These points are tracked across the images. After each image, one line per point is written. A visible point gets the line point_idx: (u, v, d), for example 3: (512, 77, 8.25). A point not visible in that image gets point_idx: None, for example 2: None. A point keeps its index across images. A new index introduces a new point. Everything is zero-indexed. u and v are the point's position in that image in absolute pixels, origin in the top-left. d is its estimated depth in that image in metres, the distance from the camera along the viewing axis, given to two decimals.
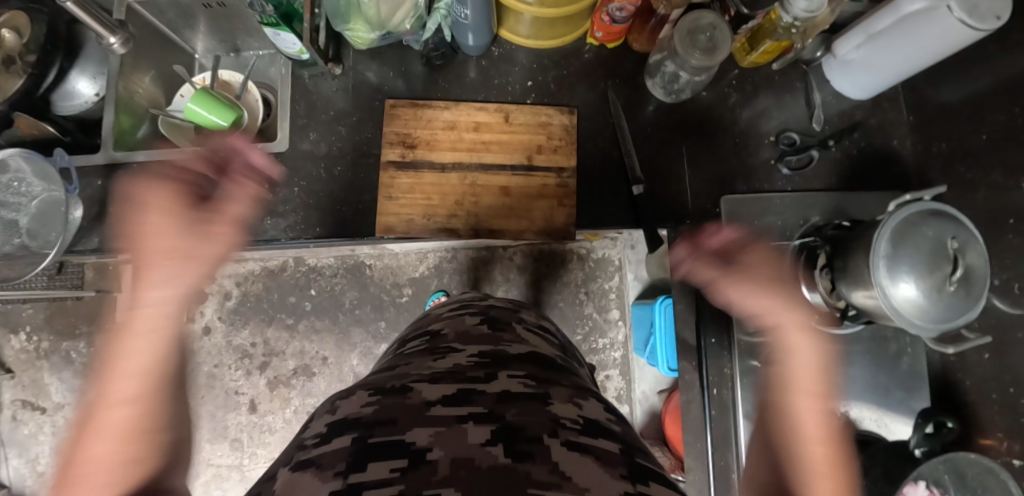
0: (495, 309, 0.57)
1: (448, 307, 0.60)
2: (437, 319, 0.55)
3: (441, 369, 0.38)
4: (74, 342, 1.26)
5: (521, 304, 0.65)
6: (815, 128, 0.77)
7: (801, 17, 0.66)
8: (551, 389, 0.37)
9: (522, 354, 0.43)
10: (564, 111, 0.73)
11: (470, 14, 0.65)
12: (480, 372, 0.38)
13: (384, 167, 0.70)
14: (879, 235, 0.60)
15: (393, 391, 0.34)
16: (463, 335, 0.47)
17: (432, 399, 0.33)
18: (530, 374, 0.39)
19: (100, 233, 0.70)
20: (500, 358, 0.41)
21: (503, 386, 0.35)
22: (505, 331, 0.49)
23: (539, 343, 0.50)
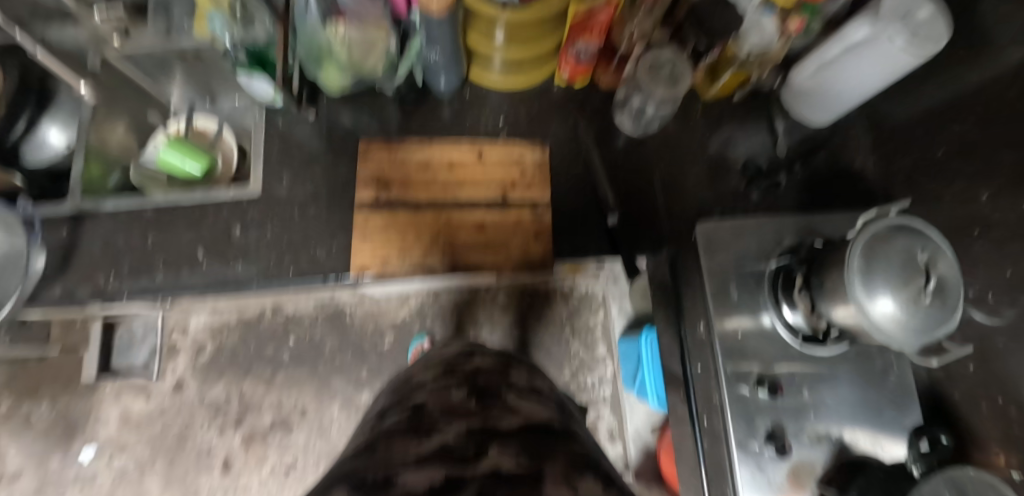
0: (482, 374, 0.54)
1: (429, 374, 0.57)
2: (421, 387, 0.52)
3: (427, 451, 0.35)
4: (35, 404, 1.19)
5: (511, 359, 0.64)
6: (780, 154, 0.81)
7: (756, 50, 0.72)
8: (548, 463, 0.34)
9: (516, 426, 0.40)
10: (536, 147, 0.74)
11: (439, 55, 0.66)
12: (473, 446, 0.36)
13: (358, 207, 0.69)
14: (851, 251, 0.61)
15: (370, 485, 0.31)
16: (451, 407, 0.45)
17: (423, 484, 0.31)
18: (525, 448, 0.36)
19: (64, 283, 0.67)
20: (494, 429, 0.39)
21: (494, 463, 0.32)
22: (496, 403, 0.46)
23: (534, 410, 0.46)
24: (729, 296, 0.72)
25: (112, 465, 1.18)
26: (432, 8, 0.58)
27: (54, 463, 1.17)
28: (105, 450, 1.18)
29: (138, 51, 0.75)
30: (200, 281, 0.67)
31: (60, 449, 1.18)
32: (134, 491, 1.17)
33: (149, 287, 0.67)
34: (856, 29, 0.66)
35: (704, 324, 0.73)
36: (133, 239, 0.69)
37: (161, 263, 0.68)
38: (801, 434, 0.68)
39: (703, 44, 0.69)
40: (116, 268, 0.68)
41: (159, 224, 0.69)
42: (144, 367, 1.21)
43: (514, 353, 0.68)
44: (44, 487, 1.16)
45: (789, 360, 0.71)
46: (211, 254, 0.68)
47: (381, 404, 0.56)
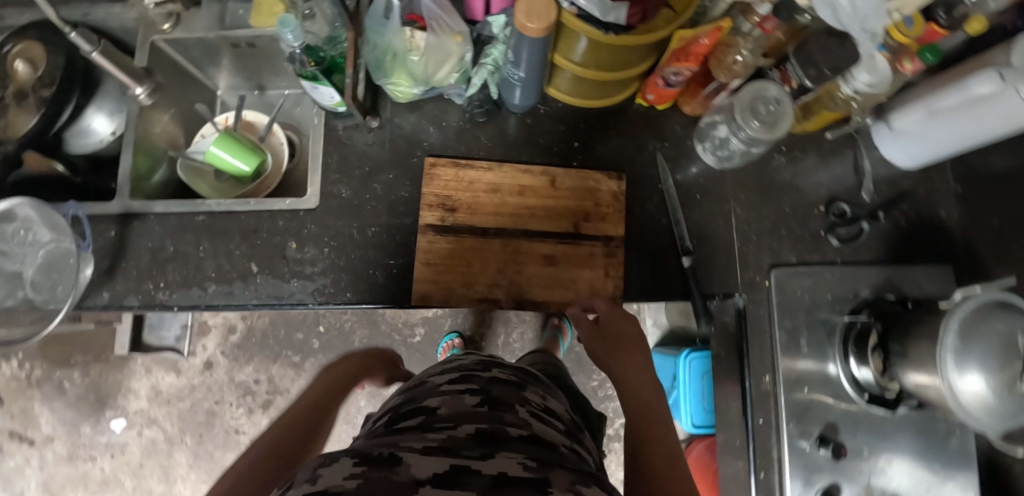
0: (497, 387, 0.49)
1: (445, 376, 0.52)
2: (432, 394, 0.47)
3: (432, 444, 0.34)
4: (68, 371, 1.20)
5: (528, 374, 0.59)
6: (865, 199, 0.76)
7: (863, 90, 0.65)
8: (552, 473, 0.32)
9: (524, 437, 0.38)
10: (612, 176, 0.68)
11: (523, 75, 0.61)
12: (475, 452, 0.33)
13: (422, 230, 0.64)
14: (945, 327, 0.57)
15: (380, 461, 0.29)
16: (460, 416, 0.41)
17: (421, 476, 0.28)
18: (531, 457, 0.34)
19: (112, 288, 0.65)
20: (497, 440, 0.36)
21: (500, 467, 0.31)
22: (507, 413, 0.43)
23: (547, 430, 0.43)
24: (799, 348, 0.69)
25: (142, 436, 1.19)
26: (529, 29, 0.52)
27: (85, 430, 1.19)
28: (135, 422, 1.19)
29: (189, 36, 0.71)
30: (253, 298, 0.65)
31: (91, 417, 1.19)
32: (162, 463, 1.19)
33: (200, 299, 0.65)
34: (980, 81, 0.60)
35: (769, 378, 0.70)
36: (184, 247, 0.66)
37: (213, 275, 0.65)
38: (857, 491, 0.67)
39: (809, 82, 0.64)
40: (165, 276, 0.66)
41: (211, 232, 0.66)
42: (175, 343, 1.20)
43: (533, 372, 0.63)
44: (75, 452, 1.18)
45: (851, 416, 0.69)
46: (265, 268, 0.65)
47: (386, 406, 0.53)
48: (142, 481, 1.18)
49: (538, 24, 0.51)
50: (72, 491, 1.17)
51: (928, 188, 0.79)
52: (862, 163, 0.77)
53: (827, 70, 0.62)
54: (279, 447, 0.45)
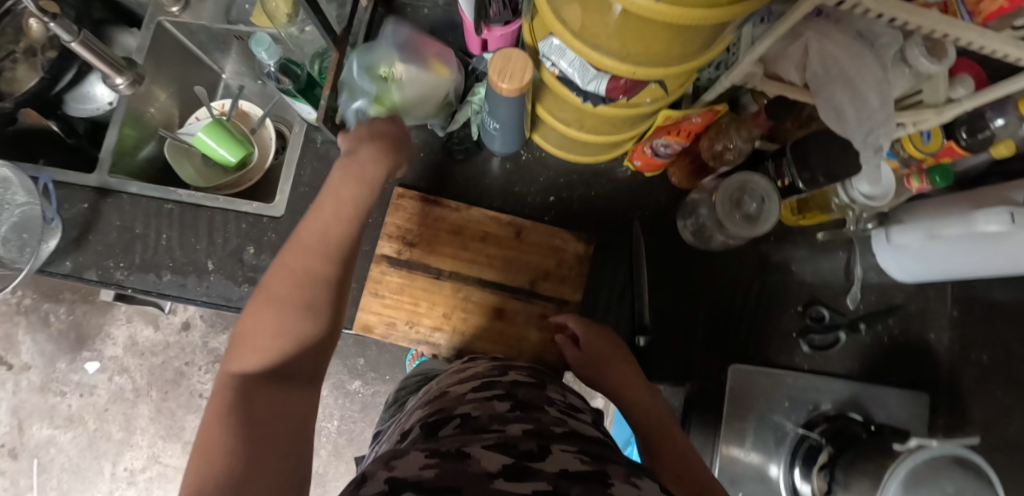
0: (522, 393, 0.47)
1: (463, 380, 0.51)
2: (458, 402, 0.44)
3: (485, 439, 0.35)
4: (56, 306, 1.24)
5: (544, 375, 0.56)
6: (848, 306, 0.72)
7: (861, 200, 0.62)
8: (606, 465, 0.33)
9: (569, 433, 0.38)
10: (581, 238, 0.66)
11: (498, 126, 0.58)
12: (531, 445, 0.34)
13: (377, 259, 0.63)
14: (892, 473, 0.53)
15: (450, 457, 0.32)
16: (500, 418, 0.40)
17: (493, 469, 0.30)
18: (582, 451, 0.35)
19: (75, 258, 0.67)
20: (544, 434, 0.37)
21: (560, 463, 0.32)
22: (542, 411, 0.43)
23: (585, 424, 0.43)
24: (742, 449, 0.67)
25: (112, 382, 1.23)
26: (501, 88, 0.50)
27: (61, 365, 1.23)
28: (108, 367, 1.23)
29: (194, 23, 0.72)
30: (203, 294, 0.66)
31: (68, 354, 1.23)
32: (126, 412, 1.22)
33: (154, 285, 0.66)
34: (988, 220, 0.55)
35: None
36: (149, 231, 0.68)
37: (170, 263, 0.67)
38: None
39: (801, 184, 0.61)
40: (127, 257, 0.67)
41: (177, 221, 0.68)
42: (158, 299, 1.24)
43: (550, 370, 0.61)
44: (49, 384, 1.23)
45: None
46: (220, 267, 0.66)
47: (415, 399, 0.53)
48: (104, 424, 1.22)
49: (510, 84, 0.49)
50: (38, 421, 1.22)
51: (919, 307, 0.74)
52: (854, 267, 0.72)
53: (820, 175, 0.58)
54: (312, 276, 0.44)
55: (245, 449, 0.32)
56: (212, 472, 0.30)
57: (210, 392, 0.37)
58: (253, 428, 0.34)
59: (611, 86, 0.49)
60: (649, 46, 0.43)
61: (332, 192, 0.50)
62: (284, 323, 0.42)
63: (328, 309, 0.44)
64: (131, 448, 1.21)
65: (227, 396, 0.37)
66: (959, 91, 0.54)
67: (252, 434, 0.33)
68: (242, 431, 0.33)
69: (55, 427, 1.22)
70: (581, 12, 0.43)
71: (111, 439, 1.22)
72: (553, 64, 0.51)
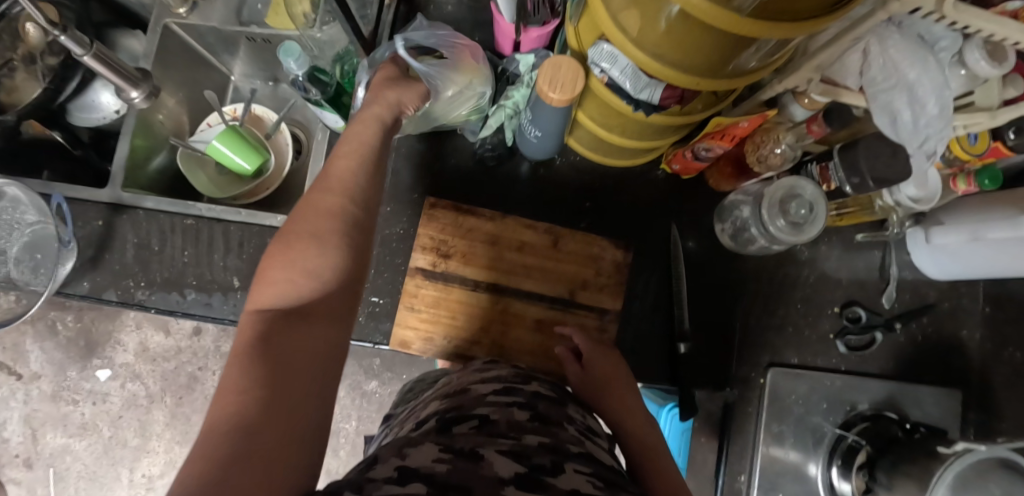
0: (543, 402, 0.47)
1: (485, 381, 0.50)
2: (478, 402, 0.44)
3: (499, 444, 0.37)
4: (62, 313, 1.21)
5: (563, 391, 0.54)
6: (884, 306, 0.72)
7: (906, 203, 0.61)
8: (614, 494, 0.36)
9: (583, 451, 0.40)
10: (619, 245, 0.64)
11: (539, 134, 0.56)
12: (546, 460, 0.37)
13: (411, 273, 0.61)
14: (941, 478, 0.54)
15: (464, 453, 0.35)
16: (518, 427, 0.41)
17: (504, 475, 0.33)
18: (595, 473, 0.37)
19: (92, 278, 0.65)
20: (558, 446, 0.39)
21: (572, 484, 0.35)
22: (559, 426, 0.43)
23: (598, 448, 0.43)
24: (781, 452, 0.67)
25: (125, 389, 1.21)
26: (550, 97, 0.47)
27: (71, 373, 1.21)
28: (120, 374, 1.21)
29: (203, 25, 0.68)
30: (230, 312, 0.64)
31: (78, 362, 1.21)
32: (140, 418, 1.21)
33: (178, 305, 0.65)
34: None
35: (744, 478, 0.68)
36: (169, 248, 0.66)
37: (194, 281, 0.65)
38: None
39: (849, 188, 0.58)
40: (148, 276, 0.66)
41: (198, 237, 0.66)
42: None
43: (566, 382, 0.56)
44: (60, 393, 1.21)
45: None
46: (246, 284, 0.65)
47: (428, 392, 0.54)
48: (120, 431, 1.21)
49: (560, 95, 0.46)
50: (52, 429, 1.21)
51: (953, 305, 0.74)
52: (889, 268, 0.72)
53: (870, 181, 0.56)
54: (327, 221, 0.41)
55: (268, 386, 0.30)
56: (229, 408, 0.28)
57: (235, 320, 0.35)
58: (274, 365, 0.31)
59: (665, 95, 0.47)
60: (713, 54, 0.40)
61: (337, 165, 0.45)
62: (302, 259, 0.39)
63: (347, 246, 0.42)
64: (148, 454, 1.21)
65: (254, 320, 0.35)
66: (1011, 92, 0.53)
67: (273, 375, 0.31)
68: (263, 369, 0.31)
69: (70, 435, 1.21)
70: (639, 18, 0.41)
71: (126, 445, 1.21)
72: (601, 71, 0.48)
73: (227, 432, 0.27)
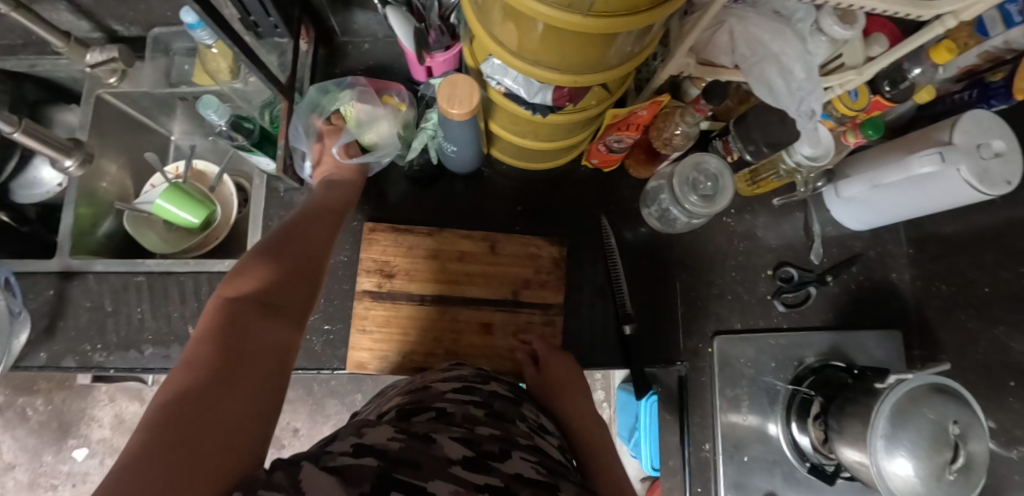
0: (499, 402, 0.48)
1: (442, 381, 0.50)
2: (436, 398, 0.45)
3: (454, 431, 0.39)
4: (31, 398, 1.20)
5: (522, 393, 0.55)
6: (813, 262, 0.77)
7: (805, 163, 0.66)
8: (559, 480, 0.38)
9: (531, 442, 0.42)
10: (554, 242, 0.67)
11: (457, 148, 0.60)
12: (495, 447, 0.38)
13: (358, 296, 0.64)
14: (880, 409, 0.59)
15: (417, 436, 0.36)
16: (473, 420, 0.42)
17: (453, 456, 0.35)
18: (540, 461, 0.40)
19: (48, 348, 0.67)
20: (510, 437, 0.41)
21: (516, 468, 0.37)
22: (514, 422, 0.45)
23: (546, 444, 0.45)
24: (742, 413, 0.71)
25: (104, 466, 1.19)
26: (452, 114, 0.51)
27: (47, 458, 1.19)
28: (98, 451, 1.19)
29: (135, 91, 0.71)
30: None
31: (53, 445, 1.19)
32: None
33: (137, 362, 0.66)
34: (922, 162, 0.61)
35: (710, 446, 0.71)
36: (122, 307, 0.68)
37: (151, 336, 0.67)
38: None
39: (749, 156, 0.64)
40: (104, 338, 0.67)
41: (151, 292, 0.68)
42: None
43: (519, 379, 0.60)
44: (37, 480, 1.18)
45: (793, 483, 0.70)
46: None
47: (394, 384, 0.57)
48: None
49: (461, 109, 0.50)
50: None
51: (877, 252, 0.80)
52: (812, 227, 0.77)
53: (764, 146, 0.62)
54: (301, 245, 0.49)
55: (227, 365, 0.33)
56: (191, 378, 0.31)
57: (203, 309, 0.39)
58: (238, 347, 0.36)
59: (556, 96, 0.51)
60: (585, 55, 0.45)
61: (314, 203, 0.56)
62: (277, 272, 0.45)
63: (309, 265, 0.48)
64: None
65: (219, 311, 0.38)
66: (876, 50, 0.58)
67: (236, 356, 0.35)
68: (223, 349, 0.35)
69: None
70: (516, 31, 0.44)
71: None
72: (498, 83, 0.52)
73: (188, 396, 0.30)
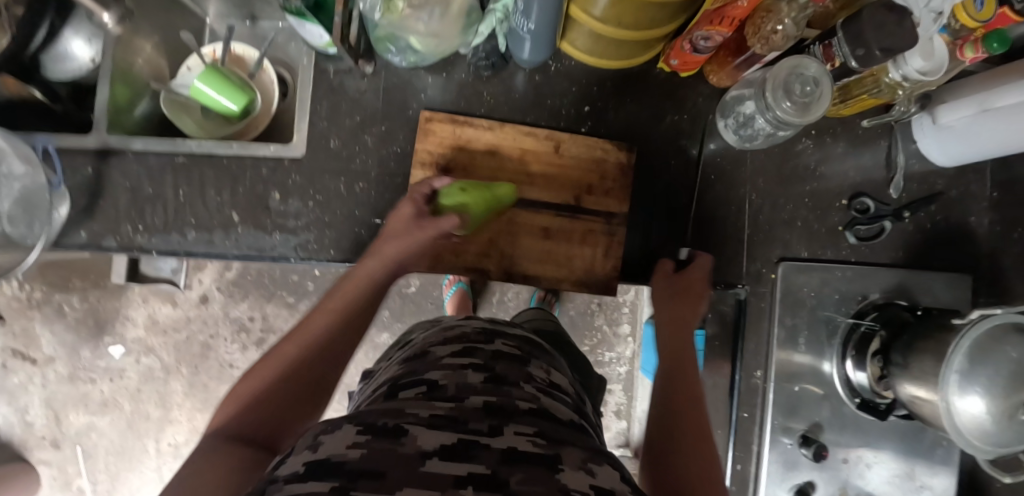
0: (501, 363, 0.42)
1: (444, 347, 0.45)
2: (433, 366, 0.41)
3: (438, 414, 0.31)
4: (67, 295, 1.21)
5: (534, 345, 0.51)
6: (891, 196, 0.71)
7: (913, 77, 0.59)
8: (561, 449, 0.30)
9: (533, 407, 0.35)
10: (623, 147, 0.62)
11: (533, 28, 0.53)
12: (483, 424, 0.31)
13: (411, 189, 0.61)
14: (956, 347, 0.55)
15: (386, 432, 0.28)
16: (466, 388, 0.36)
17: (428, 448, 0.27)
18: (540, 432, 0.31)
19: (89, 227, 0.66)
20: (506, 408, 0.33)
21: (509, 442, 0.29)
22: (513, 384, 0.38)
23: (556, 405, 0.38)
24: (796, 345, 0.68)
25: (139, 364, 1.23)
26: None
27: (85, 353, 1.21)
28: (133, 349, 1.22)
29: None
30: (233, 248, 0.63)
31: (91, 341, 1.21)
32: (161, 390, 1.22)
33: (180, 245, 0.64)
34: None
35: (760, 374, 0.69)
36: (163, 190, 0.65)
37: (193, 221, 0.64)
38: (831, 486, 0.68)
39: (854, 62, 0.57)
40: (146, 220, 0.65)
41: (190, 175, 0.65)
42: (171, 277, 1.22)
43: (537, 340, 0.54)
44: (77, 373, 1.21)
45: (839, 418, 0.69)
46: (246, 218, 0.64)
47: (398, 353, 0.52)
48: (140, 405, 1.23)
49: None
50: (73, 409, 1.22)
51: (960, 191, 0.73)
52: (895, 156, 0.71)
53: (877, 50, 0.54)
54: (285, 390, 0.42)
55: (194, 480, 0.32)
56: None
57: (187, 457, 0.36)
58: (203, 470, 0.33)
59: None
60: None
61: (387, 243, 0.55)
62: (258, 396, 0.41)
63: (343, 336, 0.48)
64: (171, 424, 1.22)
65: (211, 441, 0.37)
66: None
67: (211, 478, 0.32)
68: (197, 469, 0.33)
69: (93, 412, 1.22)
70: None
71: (149, 418, 1.22)
72: None
73: None
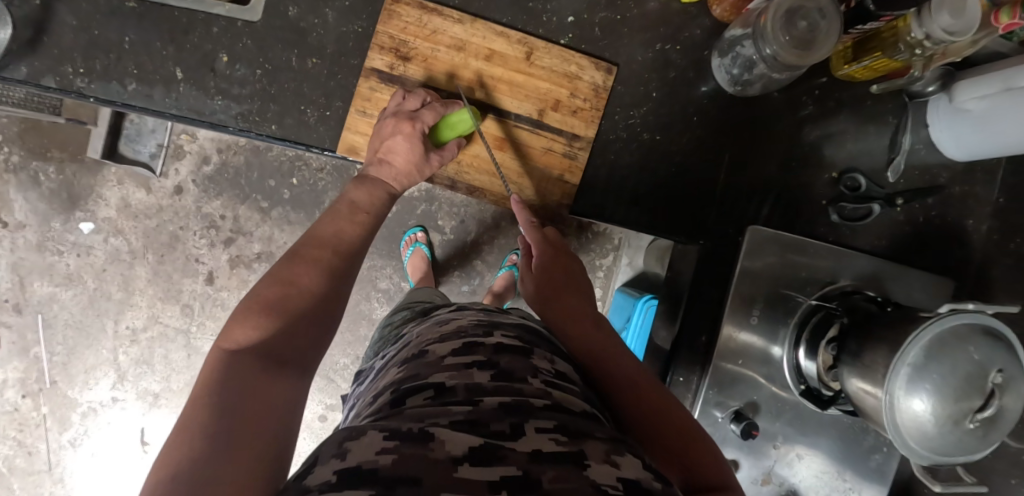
0: (506, 356, 0.35)
1: (439, 339, 0.38)
2: (434, 368, 0.33)
3: (456, 415, 0.27)
4: (44, 164, 1.04)
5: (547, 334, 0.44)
6: (888, 181, 0.65)
7: (936, 38, 0.52)
8: (585, 443, 0.26)
9: (551, 399, 0.31)
10: (598, 67, 0.63)
11: None
12: (504, 425, 0.27)
13: (366, 73, 0.61)
14: (913, 338, 0.49)
15: (409, 435, 0.25)
16: (478, 387, 0.31)
17: (457, 453, 0.24)
18: (561, 425, 0.27)
19: (30, 62, 0.59)
20: (524, 402, 0.29)
21: (534, 444, 0.25)
22: (524, 371, 0.33)
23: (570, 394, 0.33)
24: (750, 317, 0.63)
25: (107, 244, 1.08)
26: None
27: (55, 225, 1.06)
28: (101, 228, 1.07)
29: None
30: (172, 107, 0.61)
31: (62, 214, 1.06)
32: (124, 274, 1.08)
33: (118, 95, 0.61)
34: None
35: (705, 340, 0.66)
36: (110, 34, 0.60)
37: (136, 73, 0.60)
38: (756, 467, 0.65)
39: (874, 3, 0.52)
40: (88, 63, 0.60)
41: (139, 23, 0.60)
42: (149, 161, 1.07)
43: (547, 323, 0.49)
44: (44, 244, 1.06)
45: (778, 403, 0.65)
46: (190, 78, 0.60)
47: (387, 354, 0.46)
48: (103, 285, 1.08)
49: None
50: (38, 278, 1.07)
51: (966, 189, 0.66)
52: (901, 138, 0.64)
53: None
54: (297, 318, 0.41)
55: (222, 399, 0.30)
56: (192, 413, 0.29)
57: (202, 368, 0.34)
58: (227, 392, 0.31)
59: None
60: None
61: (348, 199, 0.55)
62: (261, 320, 0.39)
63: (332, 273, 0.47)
64: (131, 309, 1.09)
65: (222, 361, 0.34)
66: None
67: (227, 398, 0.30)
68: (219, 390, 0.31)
69: (56, 285, 1.07)
70: None
71: (110, 299, 1.09)
72: None
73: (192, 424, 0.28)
